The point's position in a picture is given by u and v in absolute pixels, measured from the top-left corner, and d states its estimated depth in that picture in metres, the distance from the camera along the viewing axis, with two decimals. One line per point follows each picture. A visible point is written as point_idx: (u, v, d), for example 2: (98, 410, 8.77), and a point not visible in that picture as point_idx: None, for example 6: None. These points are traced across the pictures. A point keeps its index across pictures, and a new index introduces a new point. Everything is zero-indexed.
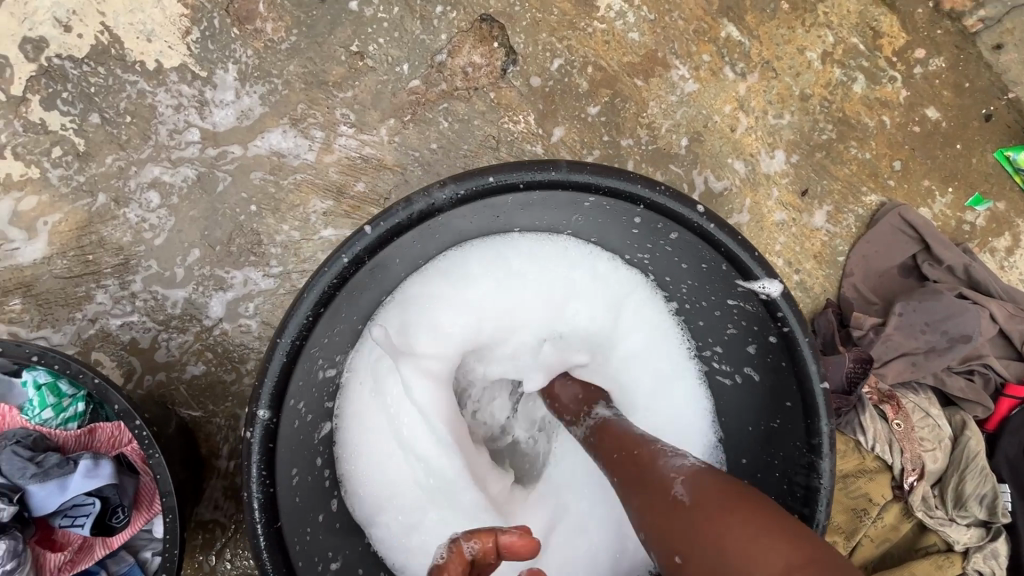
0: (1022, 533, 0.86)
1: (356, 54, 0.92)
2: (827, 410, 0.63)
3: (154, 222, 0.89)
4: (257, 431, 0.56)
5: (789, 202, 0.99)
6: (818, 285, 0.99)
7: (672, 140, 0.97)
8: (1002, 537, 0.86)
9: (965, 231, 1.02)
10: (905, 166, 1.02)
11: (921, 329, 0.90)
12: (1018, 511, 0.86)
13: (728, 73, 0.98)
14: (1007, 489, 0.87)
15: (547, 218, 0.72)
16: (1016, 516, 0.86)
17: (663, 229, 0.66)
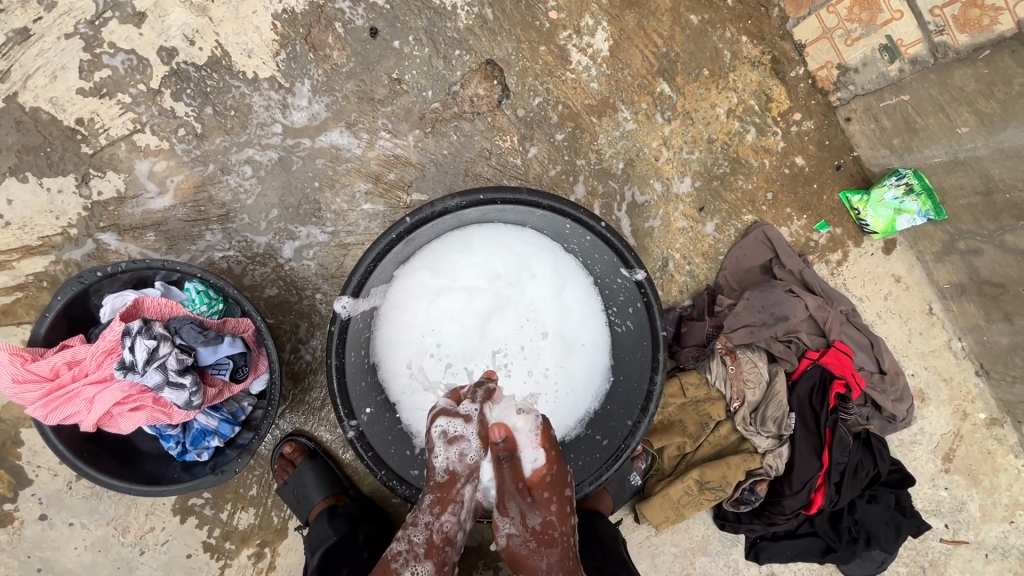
0: (798, 442, 1.35)
1: (396, 80, 1.31)
2: (664, 345, 1.09)
3: (247, 187, 1.28)
4: (338, 323, 1.00)
5: (689, 214, 1.43)
6: (703, 274, 1.45)
7: (613, 163, 1.39)
8: (786, 444, 1.36)
9: (811, 245, 1.48)
10: (775, 197, 1.46)
11: (758, 309, 1.38)
12: (797, 429, 1.35)
13: (658, 118, 1.39)
14: (792, 416, 1.36)
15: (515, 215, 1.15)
16: (795, 430, 1.35)
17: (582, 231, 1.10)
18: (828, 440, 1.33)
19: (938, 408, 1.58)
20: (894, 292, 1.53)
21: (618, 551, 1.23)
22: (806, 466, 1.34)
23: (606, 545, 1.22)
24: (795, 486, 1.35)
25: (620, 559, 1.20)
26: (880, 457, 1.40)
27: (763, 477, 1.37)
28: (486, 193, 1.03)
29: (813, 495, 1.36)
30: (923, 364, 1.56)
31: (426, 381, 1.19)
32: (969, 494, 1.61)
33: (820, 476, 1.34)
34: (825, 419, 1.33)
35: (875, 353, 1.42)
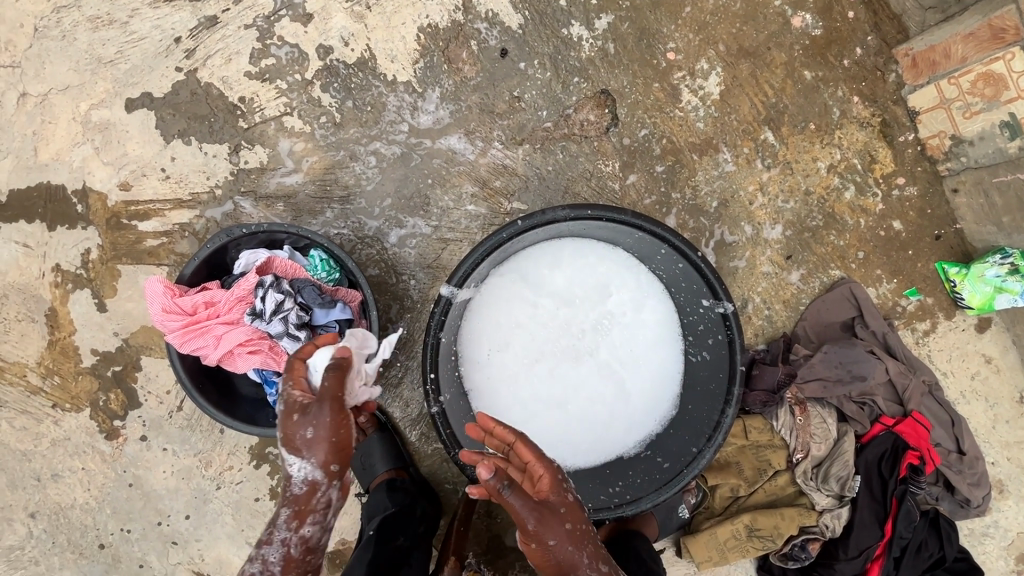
0: (860, 507, 1.32)
1: (516, 98, 1.42)
2: (740, 380, 1.11)
3: (369, 175, 1.42)
4: (440, 307, 1.10)
5: (775, 260, 1.45)
6: (781, 321, 1.46)
7: (706, 201, 1.44)
8: (847, 506, 1.33)
9: (898, 311, 1.46)
10: (866, 257, 1.45)
11: (836, 364, 1.37)
12: (862, 493, 1.32)
13: (758, 164, 1.44)
14: (857, 478, 1.33)
15: (612, 235, 1.22)
16: (859, 494, 1.33)
17: (675, 258, 1.15)
18: (894, 510, 1.29)
19: (1018, 503, 1.49)
20: (983, 372, 1.47)
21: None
22: (865, 533, 1.31)
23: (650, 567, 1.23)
24: (851, 552, 1.32)
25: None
26: (946, 539, 1.35)
27: (817, 537, 1.34)
28: (593, 210, 1.11)
29: (870, 565, 1.31)
30: (1006, 454, 1.48)
31: (503, 374, 1.27)
32: None
33: (879, 547, 1.31)
34: (893, 489, 1.30)
35: (955, 431, 1.38)
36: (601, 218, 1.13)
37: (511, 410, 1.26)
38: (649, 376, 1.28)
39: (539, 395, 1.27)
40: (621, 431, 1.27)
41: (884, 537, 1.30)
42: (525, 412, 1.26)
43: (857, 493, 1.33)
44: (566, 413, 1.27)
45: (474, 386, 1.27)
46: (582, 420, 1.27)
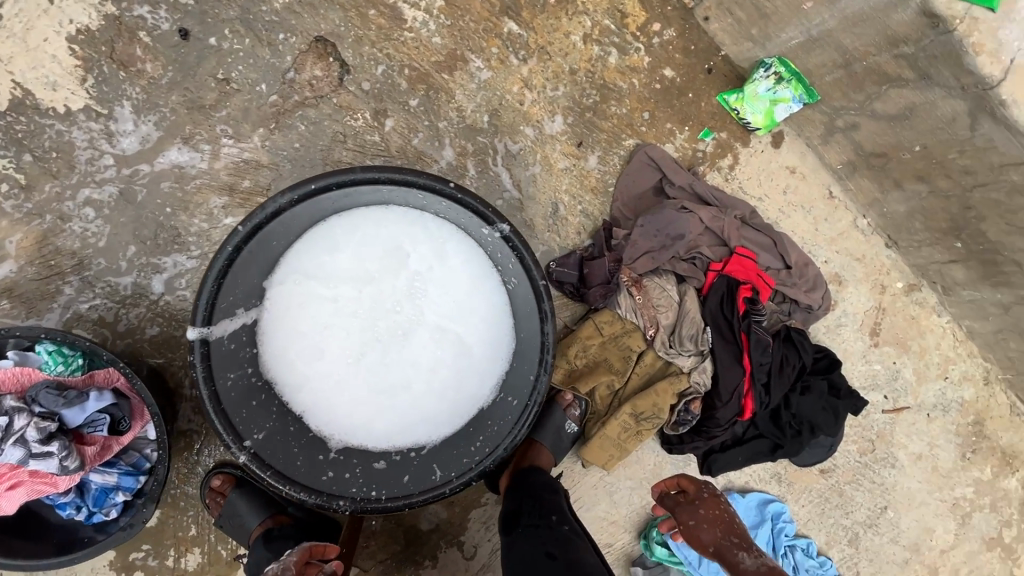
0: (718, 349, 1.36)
1: (223, 81, 1.21)
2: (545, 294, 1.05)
3: (95, 230, 1.20)
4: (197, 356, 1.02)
5: (569, 152, 1.39)
6: (597, 211, 1.42)
7: (477, 118, 1.32)
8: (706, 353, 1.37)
9: (699, 156, 1.45)
10: (652, 115, 1.41)
11: (654, 232, 1.35)
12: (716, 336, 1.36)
13: (513, 60, 1.33)
14: (708, 330, 1.36)
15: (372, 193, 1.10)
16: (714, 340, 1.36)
17: None
18: (745, 344, 1.34)
19: (857, 287, 1.60)
20: (793, 184, 1.52)
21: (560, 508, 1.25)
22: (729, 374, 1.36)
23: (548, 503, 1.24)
24: (722, 393, 1.37)
25: (560, 512, 1.22)
26: (801, 349, 1.42)
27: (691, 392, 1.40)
28: None
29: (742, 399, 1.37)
30: (835, 249, 1.57)
31: (328, 381, 1.16)
32: (900, 362, 1.66)
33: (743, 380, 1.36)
34: (739, 325, 1.34)
35: (779, 250, 1.42)
36: None
37: (352, 413, 1.16)
38: (480, 321, 1.20)
39: (376, 387, 1.16)
40: (472, 386, 1.20)
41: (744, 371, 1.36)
42: (367, 408, 1.17)
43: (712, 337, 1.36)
44: (410, 391, 1.18)
45: (303, 405, 1.15)
46: (430, 391, 1.18)
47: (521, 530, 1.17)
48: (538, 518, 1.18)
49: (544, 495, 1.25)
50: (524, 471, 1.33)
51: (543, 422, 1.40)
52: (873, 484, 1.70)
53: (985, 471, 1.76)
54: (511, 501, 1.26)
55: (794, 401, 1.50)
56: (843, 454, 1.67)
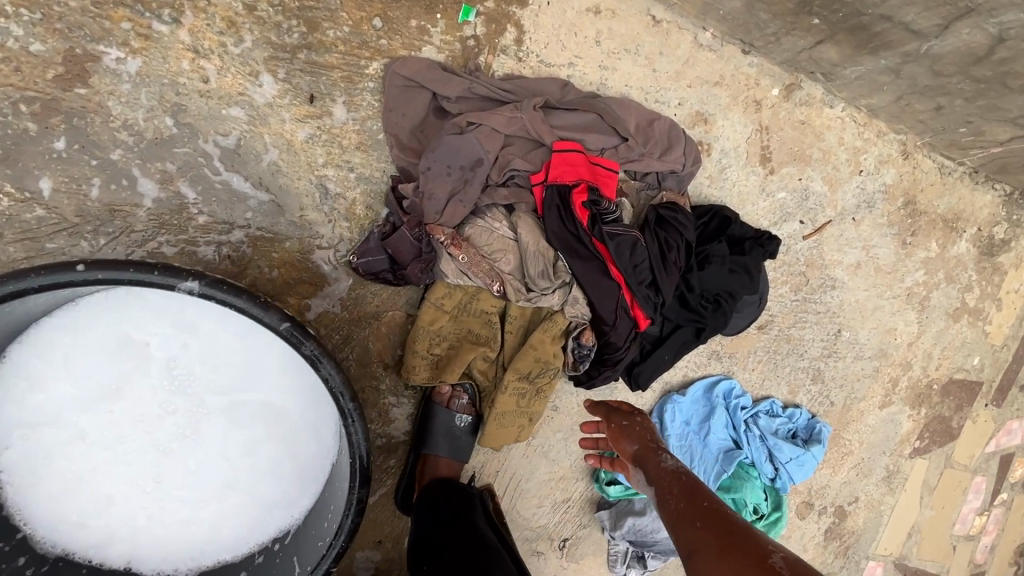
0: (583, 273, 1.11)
1: None
2: (302, 336, 0.80)
3: None
4: None
5: (304, 115, 1.04)
6: (377, 170, 1.10)
7: (157, 126, 0.97)
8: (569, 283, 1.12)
9: (472, 46, 1.11)
10: (387, 19, 1.05)
11: (446, 171, 1.05)
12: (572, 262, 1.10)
13: (160, 27, 0.94)
14: (560, 256, 1.10)
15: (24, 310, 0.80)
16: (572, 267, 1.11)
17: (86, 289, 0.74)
18: (603, 252, 1.10)
19: (727, 118, 1.31)
20: (603, 28, 1.18)
21: (473, 520, 1.08)
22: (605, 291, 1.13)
23: (455, 521, 1.07)
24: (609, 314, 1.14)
25: (472, 526, 1.06)
26: (676, 225, 1.19)
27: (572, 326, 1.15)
28: None
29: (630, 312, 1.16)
30: (685, 85, 1.26)
31: (137, 517, 0.96)
32: (807, 177, 1.41)
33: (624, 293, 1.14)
34: (589, 234, 1.09)
35: (609, 122, 1.13)
36: None
37: (184, 534, 0.98)
38: (274, 371, 0.98)
39: (197, 501, 0.98)
40: (305, 440, 1.01)
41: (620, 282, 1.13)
42: (199, 521, 0.99)
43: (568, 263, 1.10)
44: (238, 482, 0.99)
45: (126, 555, 0.97)
46: (259, 471, 1.00)
47: (426, 569, 0.99)
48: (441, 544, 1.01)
49: (451, 515, 1.08)
50: (426, 491, 1.14)
51: (430, 429, 1.19)
52: (819, 316, 1.53)
53: (932, 249, 1.58)
54: (417, 528, 1.08)
55: (695, 281, 1.28)
56: (778, 301, 1.48)
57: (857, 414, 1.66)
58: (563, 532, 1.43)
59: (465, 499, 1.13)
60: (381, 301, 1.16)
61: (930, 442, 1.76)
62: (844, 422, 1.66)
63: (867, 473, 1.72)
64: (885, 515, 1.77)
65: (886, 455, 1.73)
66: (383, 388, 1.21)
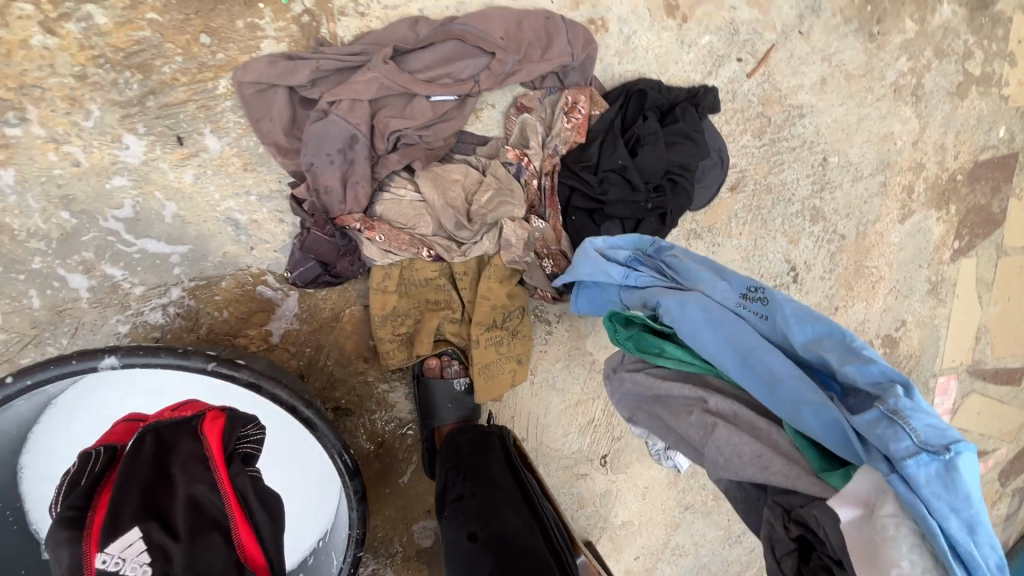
0: (167, 465, 0.72)
1: None
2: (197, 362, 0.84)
3: None
4: None
5: (181, 159, 1.04)
6: (273, 184, 1.10)
7: (58, 222, 1.01)
8: (115, 500, 0.66)
9: (309, 22, 1.04)
10: (211, 31, 1.01)
11: (328, 160, 1.01)
12: (158, 446, 0.73)
13: (13, 132, 0.96)
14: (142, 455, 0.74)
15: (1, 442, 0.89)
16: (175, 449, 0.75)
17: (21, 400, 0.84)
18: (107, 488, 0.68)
19: None
20: None
21: (487, 467, 1.11)
22: (204, 511, 0.69)
23: (473, 469, 1.12)
24: (188, 536, 0.66)
25: (487, 473, 1.10)
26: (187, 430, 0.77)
27: None
28: None
29: (239, 539, 0.69)
30: None
31: None
32: (728, 9, 1.25)
33: (245, 546, 0.70)
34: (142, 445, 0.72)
35: (473, 42, 1.03)
36: None
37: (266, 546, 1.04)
38: None
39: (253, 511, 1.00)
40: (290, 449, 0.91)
41: (248, 507, 0.73)
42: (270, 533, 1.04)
43: (153, 443, 0.73)
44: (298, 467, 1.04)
45: None
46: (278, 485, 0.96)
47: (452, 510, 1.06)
48: (461, 498, 1.06)
49: (467, 463, 1.13)
50: (442, 451, 1.21)
51: (428, 402, 1.24)
52: (796, 152, 1.39)
53: (908, 29, 1.37)
54: (441, 484, 1.14)
55: (634, 176, 1.16)
56: (743, 154, 1.35)
57: (877, 237, 1.52)
58: (600, 450, 1.45)
59: (481, 443, 1.19)
60: (335, 302, 1.18)
61: (973, 236, 1.59)
62: (865, 250, 1.52)
63: (908, 293, 1.59)
64: (942, 329, 1.65)
65: (924, 267, 1.58)
66: (373, 379, 1.25)
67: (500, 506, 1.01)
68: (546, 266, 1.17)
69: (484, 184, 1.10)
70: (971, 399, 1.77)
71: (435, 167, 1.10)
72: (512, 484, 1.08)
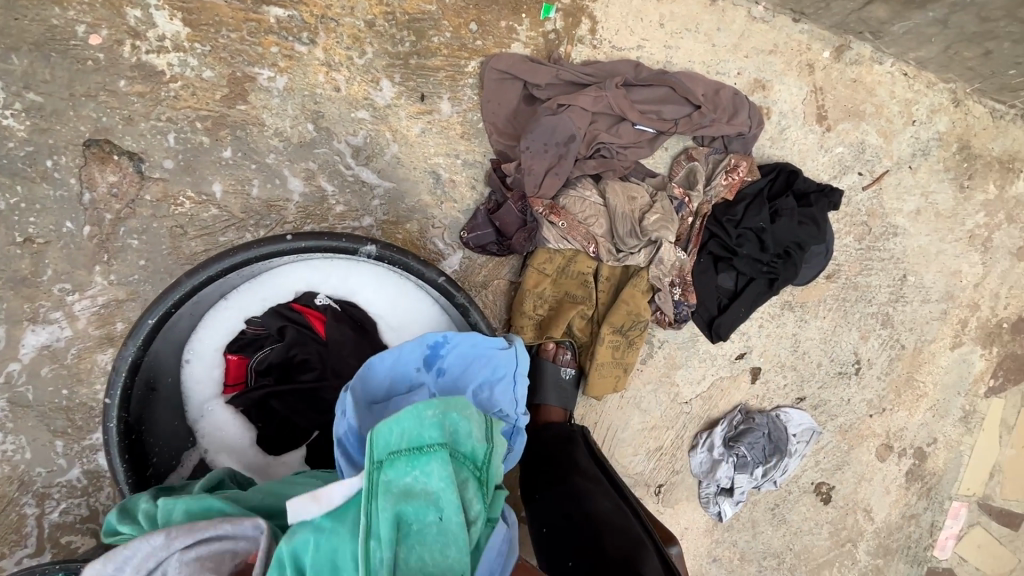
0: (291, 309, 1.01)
1: (27, 239, 1.07)
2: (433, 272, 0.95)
3: (12, 447, 1.13)
4: None
5: (417, 112, 1.21)
6: (479, 156, 1.26)
7: (301, 131, 1.16)
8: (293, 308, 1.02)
9: (553, 39, 1.26)
10: (480, 22, 1.21)
11: (542, 147, 1.19)
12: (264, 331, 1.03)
13: (300, 49, 1.13)
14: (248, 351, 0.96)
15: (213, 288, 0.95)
16: (308, 354, 1.02)
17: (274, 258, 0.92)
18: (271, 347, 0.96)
19: (783, 82, 1.42)
20: (666, 12, 1.31)
21: (574, 455, 1.17)
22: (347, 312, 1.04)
23: (559, 456, 1.18)
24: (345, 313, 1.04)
25: (573, 459, 1.16)
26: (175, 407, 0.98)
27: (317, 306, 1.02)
28: (148, 319, 0.86)
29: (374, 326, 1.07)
30: (743, 55, 1.38)
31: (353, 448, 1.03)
32: (862, 132, 1.51)
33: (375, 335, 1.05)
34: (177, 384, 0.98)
35: (681, 93, 1.26)
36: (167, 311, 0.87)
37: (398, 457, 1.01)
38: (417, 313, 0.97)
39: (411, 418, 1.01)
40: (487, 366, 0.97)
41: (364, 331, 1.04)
42: None
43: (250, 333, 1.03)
44: None
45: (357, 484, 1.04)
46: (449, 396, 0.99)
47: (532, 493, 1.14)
48: (547, 480, 1.12)
49: (553, 449, 1.20)
50: (536, 431, 1.29)
51: (536, 380, 1.34)
52: (884, 262, 1.61)
53: (990, 191, 1.65)
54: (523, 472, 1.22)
55: (768, 240, 1.37)
56: (843, 250, 1.57)
57: (929, 356, 1.72)
58: (658, 478, 1.54)
59: (570, 434, 1.24)
60: (489, 271, 1.31)
61: (1006, 380, 1.80)
62: (917, 365, 1.72)
63: (944, 414, 1.77)
64: (965, 455, 1.82)
65: (962, 395, 1.77)
66: None
67: (583, 489, 1.05)
68: (674, 291, 1.37)
69: (653, 207, 1.28)
70: (976, 531, 1.91)
71: (617, 181, 1.28)
72: (598, 473, 1.12)
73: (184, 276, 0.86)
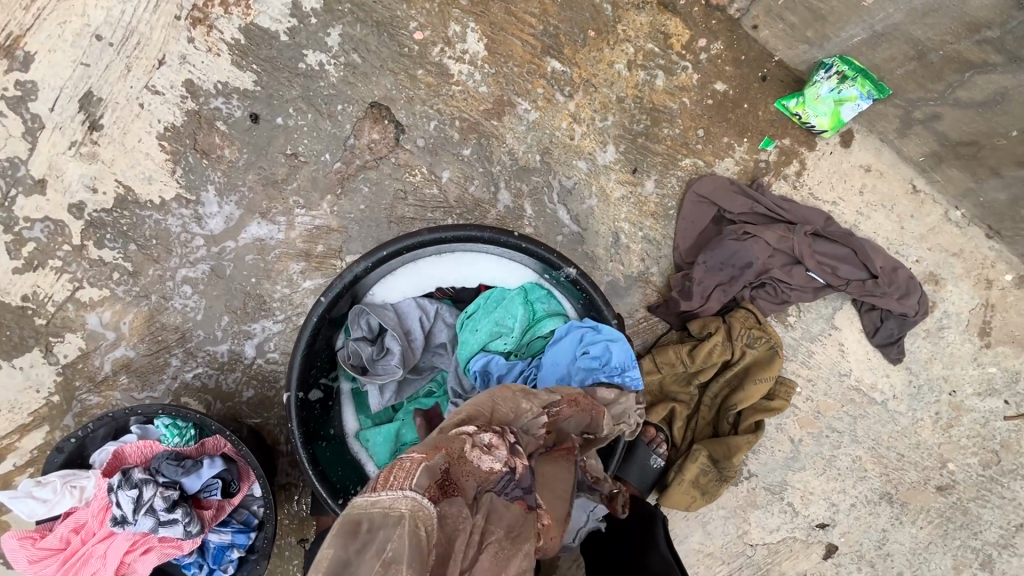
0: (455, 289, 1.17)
1: (292, 156, 1.30)
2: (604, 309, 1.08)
3: (193, 305, 1.31)
4: (296, 431, 1.01)
5: (624, 180, 1.37)
6: (659, 235, 1.38)
7: (529, 158, 1.34)
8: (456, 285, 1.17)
9: (762, 167, 1.39)
10: (707, 132, 1.37)
11: (718, 266, 1.33)
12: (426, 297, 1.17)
13: (559, 97, 1.33)
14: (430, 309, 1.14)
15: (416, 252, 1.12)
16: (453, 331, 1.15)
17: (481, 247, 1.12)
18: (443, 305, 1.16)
19: (956, 285, 1.46)
20: (869, 183, 1.41)
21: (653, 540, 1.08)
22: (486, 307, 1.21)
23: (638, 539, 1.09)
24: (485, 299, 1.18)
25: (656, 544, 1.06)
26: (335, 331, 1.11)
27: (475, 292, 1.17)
28: (389, 247, 1.05)
29: None
30: (926, 247, 1.44)
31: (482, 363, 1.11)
32: (1020, 362, 1.48)
33: None
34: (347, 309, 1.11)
35: (862, 259, 1.33)
36: (398, 248, 1.06)
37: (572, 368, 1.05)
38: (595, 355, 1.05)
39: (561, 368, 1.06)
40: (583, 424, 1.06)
41: None
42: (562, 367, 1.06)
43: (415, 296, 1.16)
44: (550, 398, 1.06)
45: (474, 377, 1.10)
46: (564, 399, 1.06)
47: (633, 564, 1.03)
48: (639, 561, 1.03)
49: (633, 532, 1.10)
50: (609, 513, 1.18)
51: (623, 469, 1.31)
52: (1003, 501, 1.51)
53: None
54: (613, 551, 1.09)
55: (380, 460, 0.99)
56: (963, 469, 1.51)
57: None
58: None
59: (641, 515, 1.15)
60: None
61: None
62: None
63: None
64: None
65: None
66: None
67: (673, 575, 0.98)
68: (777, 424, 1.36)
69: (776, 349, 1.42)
70: None
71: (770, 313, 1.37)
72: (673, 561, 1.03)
73: (442, 227, 1.07)
